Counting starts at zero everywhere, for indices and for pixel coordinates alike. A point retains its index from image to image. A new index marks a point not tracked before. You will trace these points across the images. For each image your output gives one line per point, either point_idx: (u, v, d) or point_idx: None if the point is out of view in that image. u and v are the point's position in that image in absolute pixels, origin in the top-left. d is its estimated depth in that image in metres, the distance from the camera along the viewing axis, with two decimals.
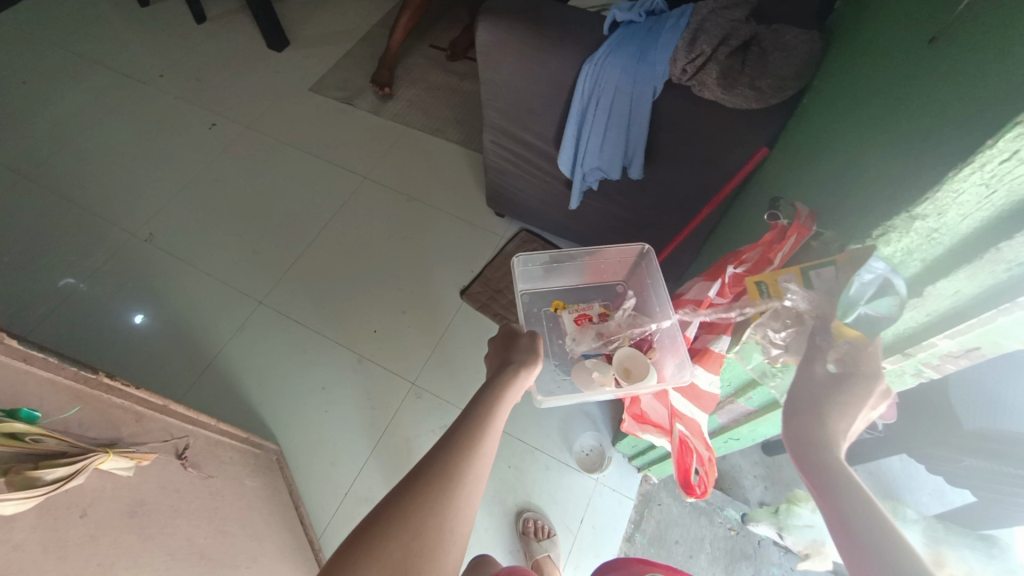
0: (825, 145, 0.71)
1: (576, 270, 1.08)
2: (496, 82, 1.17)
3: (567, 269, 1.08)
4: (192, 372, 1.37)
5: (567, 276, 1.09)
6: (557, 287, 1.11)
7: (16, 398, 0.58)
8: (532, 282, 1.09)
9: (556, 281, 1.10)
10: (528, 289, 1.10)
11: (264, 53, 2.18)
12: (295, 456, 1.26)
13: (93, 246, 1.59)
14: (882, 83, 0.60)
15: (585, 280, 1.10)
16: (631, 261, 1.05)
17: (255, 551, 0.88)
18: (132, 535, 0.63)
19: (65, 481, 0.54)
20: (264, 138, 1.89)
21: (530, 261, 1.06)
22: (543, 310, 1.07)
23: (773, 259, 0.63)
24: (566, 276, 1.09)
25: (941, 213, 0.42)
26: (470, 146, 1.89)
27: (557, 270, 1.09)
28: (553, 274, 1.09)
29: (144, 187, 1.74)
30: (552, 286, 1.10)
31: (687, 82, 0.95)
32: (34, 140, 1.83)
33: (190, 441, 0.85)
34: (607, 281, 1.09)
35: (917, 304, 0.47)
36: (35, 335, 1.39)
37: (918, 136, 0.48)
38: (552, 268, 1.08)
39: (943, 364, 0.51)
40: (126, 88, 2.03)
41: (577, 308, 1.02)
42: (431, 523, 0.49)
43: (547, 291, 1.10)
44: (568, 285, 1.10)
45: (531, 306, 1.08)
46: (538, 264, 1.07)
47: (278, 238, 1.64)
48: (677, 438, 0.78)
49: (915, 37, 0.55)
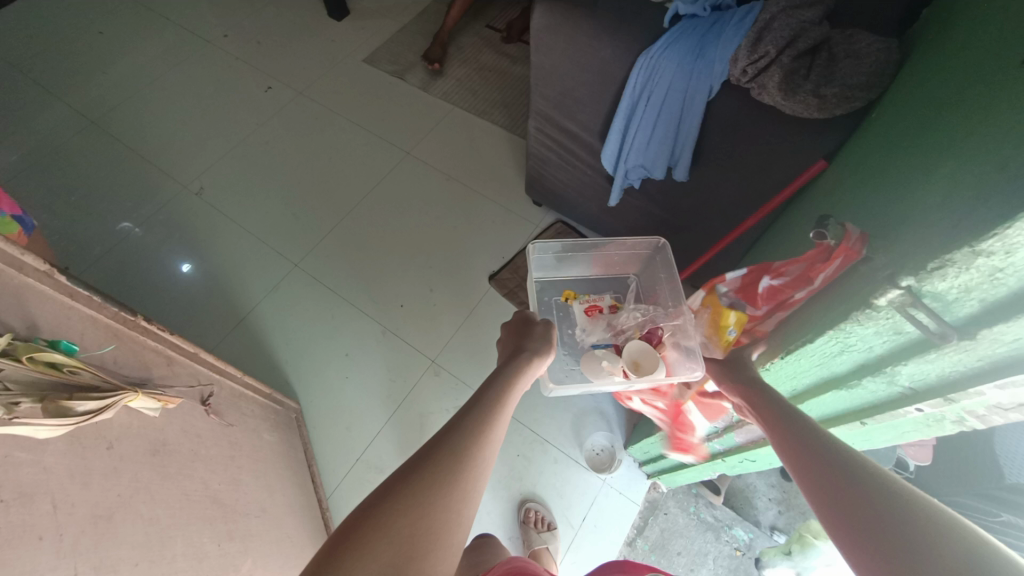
0: (888, 168, 0.66)
1: (588, 261, 1.08)
2: (548, 69, 1.15)
3: (579, 259, 1.07)
4: (226, 324, 1.43)
5: (580, 267, 1.09)
6: (569, 278, 1.10)
7: (58, 330, 0.62)
8: (546, 271, 1.09)
9: (569, 271, 1.09)
10: (542, 278, 1.09)
11: (322, 22, 2.21)
12: (313, 417, 1.30)
13: (149, 195, 1.67)
14: (959, 103, 0.55)
15: (596, 271, 1.10)
16: (644, 255, 1.05)
17: (265, 502, 0.91)
18: (153, 471, 0.67)
19: (95, 414, 0.58)
20: (315, 105, 1.93)
21: (544, 250, 1.05)
22: (554, 299, 1.07)
23: (812, 279, 0.62)
24: (579, 267, 1.09)
25: (1011, 252, 0.37)
26: (514, 130, 1.88)
27: (569, 260, 1.08)
28: (566, 264, 1.08)
29: (199, 143, 1.81)
30: (564, 277, 1.09)
31: (746, 85, 0.90)
32: (105, 89, 1.92)
33: (215, 390, 0.90)
34: (620, 274, 1.10)
35: (967, 347, 0.43)
36: (90, 273, 1.48)
37: (993, 164, 0.44)
38: (566, 258, 1.07)
39: (988, 414, 0.47)
40: (190, 46, 2.10)
41: (588, 300, 1.02)
42: (440, 503, 0.48)
43: (559, 281, 1.10)
44: (579, 276, 1.10)
45: (542, 295, 1.08)
46: (551, 253, 1.06)
47: (319, 204, 1.68)
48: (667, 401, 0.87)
49: (1005, 57, 0.51)
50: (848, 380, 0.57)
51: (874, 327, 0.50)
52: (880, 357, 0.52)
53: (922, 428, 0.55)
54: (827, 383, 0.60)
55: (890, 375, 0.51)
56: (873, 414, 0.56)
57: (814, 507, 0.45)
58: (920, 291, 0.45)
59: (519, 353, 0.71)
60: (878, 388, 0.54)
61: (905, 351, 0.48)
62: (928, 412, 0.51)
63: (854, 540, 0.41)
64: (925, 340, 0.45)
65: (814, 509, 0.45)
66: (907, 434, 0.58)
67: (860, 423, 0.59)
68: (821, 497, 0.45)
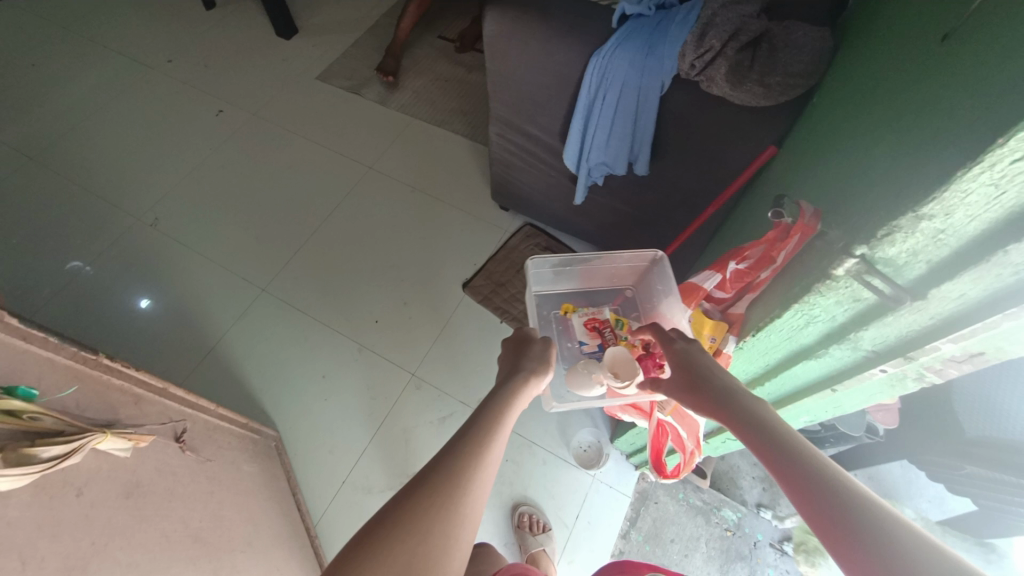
0: (834, 144, 0.69)
1: (585, 275, 1.08)
2: (504, 74, 1.16)
3: (576, 274, 1.07)
4: (193, 357, 1.38)
5: (576, 280, 1.09)
6: (568, 291, 1.11)
7: (13, 375, 0.58)
8: (544, 284, 1.09)
9: (567, 284, 1.10)
10: (541, 291, 1.10)
11: (271, 41, 2.17)
12: (293, 444, 1.27)
13: (100, 229, 1.60)
14: (889, 84, 0.59)
15: (594, 284, 1.10)
16: (643, 269, 1.04)
17: (249, 536, 0.88)
18: (128, 514, 0.64)
19: (60, 460, 0.55)
20: (271, 126, 1.89)
21: (541, 265, 1.03)
22: (553, 312, 1.07)
23: (775, 258, 0.63)
24: (575, 280, 1.09)
25: (949, 214, 0.39)
26: (475, 138, 1.89)
27: (566, 274, 1.07)
28: (564, 278, 1.08)
29: (151, 172, 1.75)
30: (562, 290, 1.10)
31: (695, 78, 0.94)
32: (42, 123, 1.84)
33: (189, 425, 0.86)
34: (618, 285, 1.10)
35: (920, 306, 0.45)
36: (40, 316, 1.40)
37: (927, 133, 0.47)
38: (563, 272, 1.06)
39: (945, 368, 0.50)
40: (134, 73, 2.03)
41: (587, 312, 1.01)
42: (437, 528, 0.48)
43: (557, 294, 1.10)
44: (577, 289, 1.11)
45: (541, 308, 1.09)
46: (548, 268, 1.05)
47: (283, 226, 1.65)
48: (655, 421, 0.82)
49: (927, 38, 0.54)
50: (816, 350, 0.59)
51: (834, 297, 0.52)
52: (843, 325, 0.54)
53: (888, 388, 0.58)
54: (795, 356, 0.63)
55: (854, 341, 0.53)
56: (842, 380, 0.59)
57: (799, 510, 0.45)
58: (874, 257, 0.47)
59: (516, 371, 0.71)
60: (844, 354, 0.56)
61: (866, 317, 0.50)
62: (891, 372, 0.54)
63: (845, 545, 0.42)
64: (881, 304, 0.48)
65: (800, 511, 0.45)
66: (874, 397, 0.61)
67: (831, 390, 0.62)
68: (812, 504, 0.44)
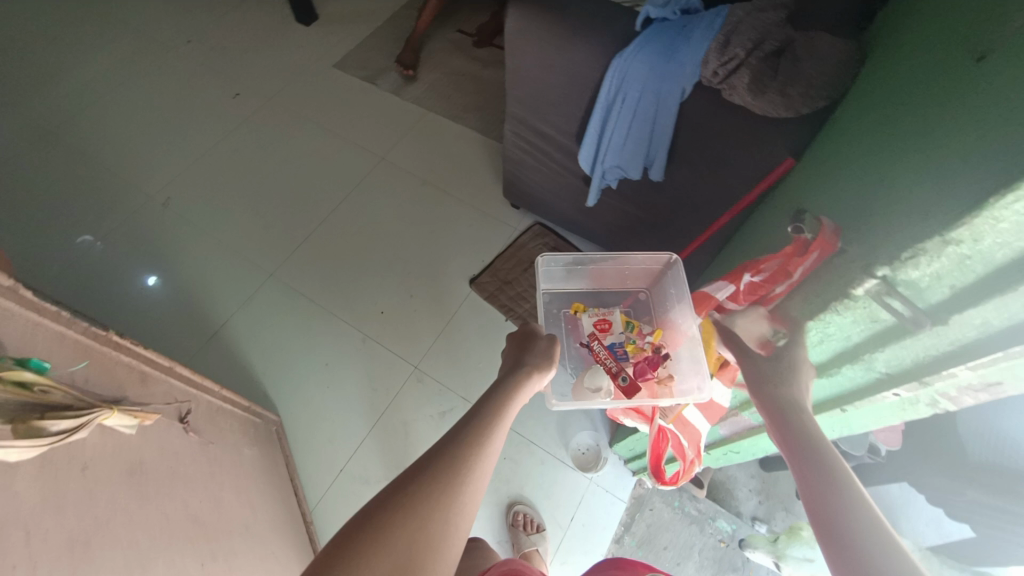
0: (856, 158, 0.69)
1: (597, 275, 1.07)
2: (524, 72, 1.16)
3: (587, 273, 1.07)
4: (198, 338, 1.39)
5: (588, 279, 1.08)
6: (579, 291, 1.10)
7: (26, 349, 0.59)
8: (553, 282, 1.09)
9: (578, 284, 1.09)
10: (550, 289, 1.10)
11: (290, 27, 2.17)
12: (294, 430, 1.28)
13: (112, 207, 1.61)
14: (915, 100, 0.59)
15: (605, 285, 1.09)
16: (655, 272, 1.03)
17: (247, 519, 0.88)
18: (130, 491, 0.64)
19: (68, 434, 0.55)
20: (286, 112, 1.89)
21: (553, 261, 1.04)
22: (562, 311, 1.06)
23: (795, 272, 0.65)
24: (587, 279, 1.09)
25: (977, 238, 0.40)
26: (489, 134, 1.88)
27: (577, 273, 1.07)
28: (575, 276, 1.08)
29: (164, 152, 1.76)
30: (574, 289, 1.09)
31: (717, 86, 0.93)
32: (59, 98, 1.85)
33: (193, 407, 0.87)
34: (630, 288, 1.09)
35: (940, 332, 0.44)
36: (48, 289, 1.41)
37: (953, 156, 0.47)
38: (574, 270, 1.06)
39: (960, 395, 0.49)
40: (151, 53, 2.03)
41: (597, 312, 1.00)
42: (438, 513, 0.49)
43: (568, 293, 1.10)
44: (587, 289, 1.10)
45: (550, 307, 1.08)
46: (560, 264, 1.05)
47: (292, 213, 1.65)
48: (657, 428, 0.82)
49: (955, 56, 0.54)
50: (829, 368, 0.59)
51: (852, 316, 0.54)
52: (858, 345, 0.54)
53: (898, 411, 0.57)
54: (805, 372, 0.63)
55: (867, 362, 0.53)
56: (851, 402, 0.57)
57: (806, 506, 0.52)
58: (894, 280, 0.48)
59: (519, 366, 0.70)
60: (856, 374, 0.55)
61: (882, 337, 0.50)
62: (904, 397, 0.51)
63: (836, 543, 0.48)
64: (900, 326, 0.48)
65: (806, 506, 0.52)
66: (885, 417, 0.60)
67: (840, 411, 0.59)
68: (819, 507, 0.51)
